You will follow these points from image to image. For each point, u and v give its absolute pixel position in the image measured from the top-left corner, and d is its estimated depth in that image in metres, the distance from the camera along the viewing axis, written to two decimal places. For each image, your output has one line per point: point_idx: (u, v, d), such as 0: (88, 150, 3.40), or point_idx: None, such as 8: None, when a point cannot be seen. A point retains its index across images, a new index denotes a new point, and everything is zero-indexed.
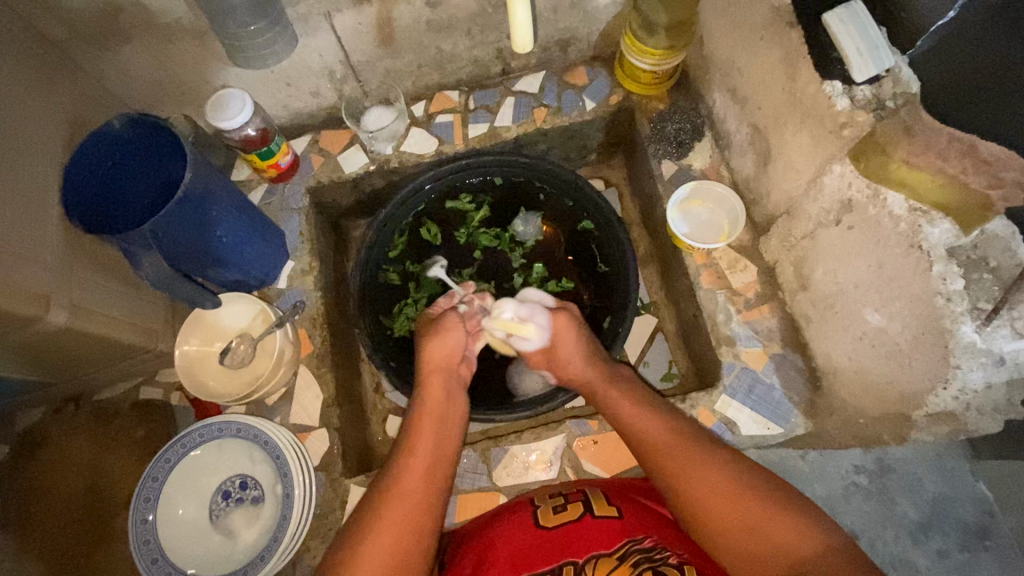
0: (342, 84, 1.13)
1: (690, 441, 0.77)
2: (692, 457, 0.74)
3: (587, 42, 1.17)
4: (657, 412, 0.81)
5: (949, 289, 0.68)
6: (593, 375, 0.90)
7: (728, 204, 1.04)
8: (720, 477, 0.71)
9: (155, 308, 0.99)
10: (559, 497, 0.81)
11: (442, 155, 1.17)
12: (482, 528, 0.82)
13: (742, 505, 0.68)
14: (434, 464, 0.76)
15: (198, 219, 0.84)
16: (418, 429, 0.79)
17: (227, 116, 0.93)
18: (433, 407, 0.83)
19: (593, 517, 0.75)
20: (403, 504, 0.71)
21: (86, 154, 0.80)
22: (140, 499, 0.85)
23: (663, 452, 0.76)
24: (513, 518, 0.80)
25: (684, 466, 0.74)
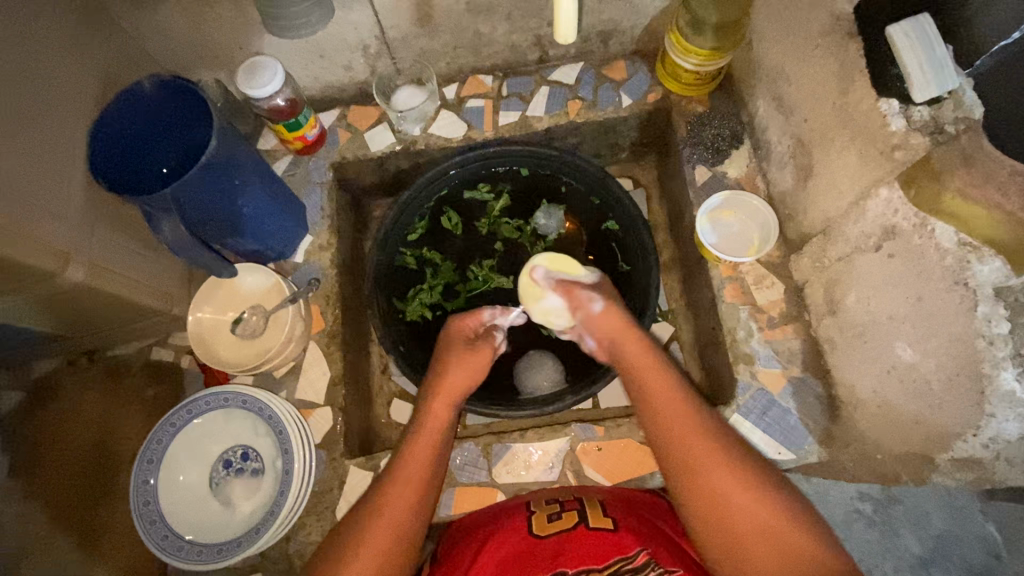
0: (376, 60, 1.10)
1: (701, 433, 0.73)
2: (702, 454, 0.71)
3: (629, 36, 1.12)
4: (695, 415, 0.74)
5: (993, 334, 0.65)
6: (629, 330, 0.83)
7: (760, 217, 1.00)
8: (727, 479, 0.70)
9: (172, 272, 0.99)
10: (554, 504, 0.80)
11: (471, 141, 1.15)
12: (476, 529, 0.81)
13: (743, 510, 0.68)
14: (427, 477, 0.75)
15: (221, 186, 0.84)
16: (412, 452, 0.76)
17: (256, 84, 0.92)
18: (433, 425, 0.80)
19: (588, 527, 0.74)
20: (395, 523, 0.71)
21: (113, 110, 0.79)
22: (144, 460, 0.86)
23: (674, 448, 0.73)
24: (507, 522, 0.79)
25: (693, 472, 0.71)
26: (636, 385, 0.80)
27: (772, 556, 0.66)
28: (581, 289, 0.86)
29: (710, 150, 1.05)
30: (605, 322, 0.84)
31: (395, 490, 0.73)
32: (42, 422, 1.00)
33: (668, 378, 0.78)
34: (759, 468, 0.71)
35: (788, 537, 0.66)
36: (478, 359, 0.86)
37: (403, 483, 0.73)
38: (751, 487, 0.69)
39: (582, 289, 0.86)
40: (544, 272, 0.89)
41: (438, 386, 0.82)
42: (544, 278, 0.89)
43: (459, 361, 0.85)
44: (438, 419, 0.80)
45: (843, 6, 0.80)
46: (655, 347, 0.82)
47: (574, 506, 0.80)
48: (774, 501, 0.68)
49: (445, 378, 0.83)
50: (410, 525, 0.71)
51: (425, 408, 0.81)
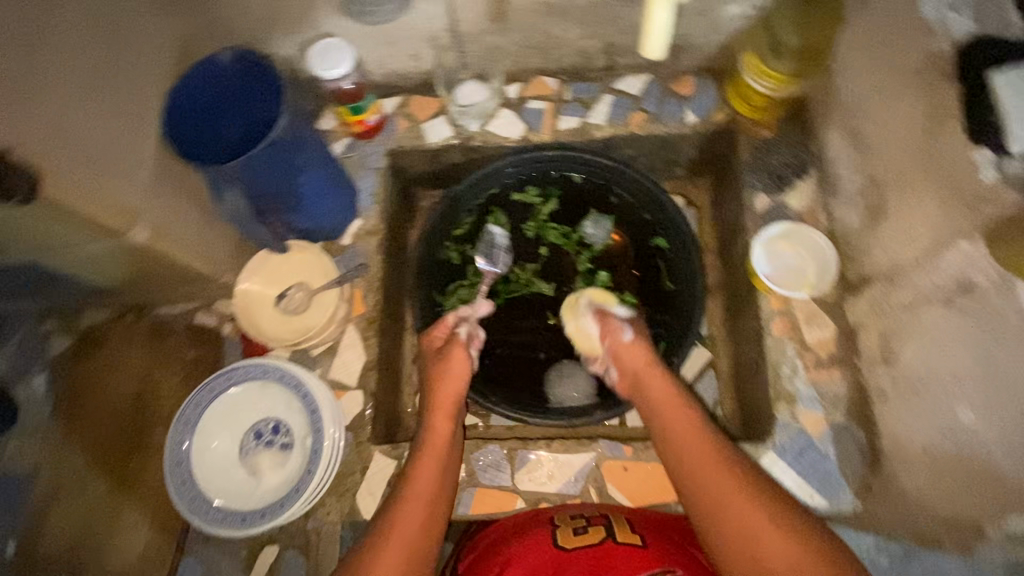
0: (444, 52, 1.10)
1: (725, 470, 0.72)
2: (731, 492, 0.70)
3: (702, 52, 1.10)
4: (714, 452, 0.75)
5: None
6: (650, 366, 0.86)
7: (821, 257, 0.94)
8: (759, 517, 0.68)
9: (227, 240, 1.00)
10: (580, 519, 0.80)
11: (527, 143, 1.14)
12: (501, 541, 0.81)
13: (782, 553, 0.65)
14: (431, 503, 0.76)
15: (283, 164, 0.86)
16: (417, 467, 0.78)
17: (327, 66, 0.96)
18: (433, 441, 0.82)
19: (615, 543, 0.73)
20: (406, 538, 0.71)
21: (190, 81, 0.81)
22: (180, 422, 0.88)
23: (701, 489, 0.72)
24: (531, 537, 0.78)
25: (723, 513, 0.69)
26: (660, 421, 0.81)
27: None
28: (615, 318, 0.94)
29: (776, 179, 1.01)
30: (630, 356, 0.89)
31: (402, 518, 0.73)
32: (88, 369, 1.04)
33: (684, 415, 0.80)
34: (793, 511, 0.68)
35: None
36: (459, 372, 0.87)
37: (411, 498, 0.75)
38: (787, 528, 0.66)
39: (616, 319, 0.94)
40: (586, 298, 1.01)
41: (436, 407, 0.85)
42: (587, 305, 0.98)
43: (441, 378, 0.86)
44: (441, 435, 0.82)
45: (942, 48, 0.91)
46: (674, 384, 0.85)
47: (600, 521, 0.79)
48: (813, 543, 0.65)
49: (439, 394, 0.85)
50: (416, 551, 0.71)
51: (425, 426, 0.84)
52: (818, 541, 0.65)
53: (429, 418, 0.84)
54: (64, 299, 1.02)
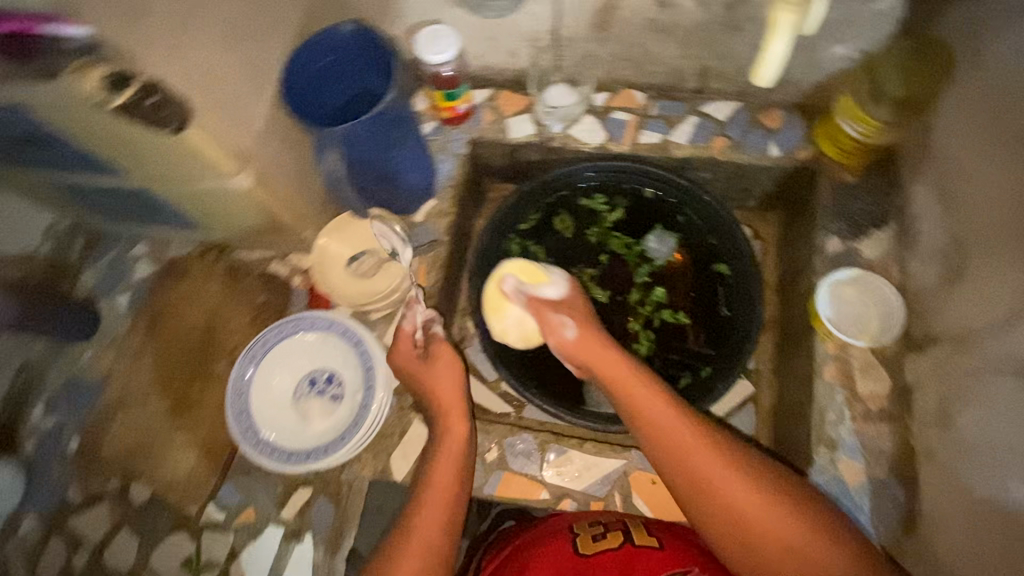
0: (541, 53, 1.14)
1: (703, 453, 0.77)
2: (708, 471, 0.75)
3: (796, 88, 1.10)
4: (696, 441, 0.78)
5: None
6: (593, 353, 0.90)
7: (885, 307, 0.95)
8: (741, 495, 0.73)
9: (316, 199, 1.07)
10: (597, 525, 0.82)
11: (606, 151, 1.16)
12: (525, 543, 0.83)
13: (769, 531, 0.71)
14: (449, 511, 0.79)
15: (381, 137, 0.92)
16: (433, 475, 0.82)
17: (432, 51, 1.02)
18: (450, 448, 0.85)
19: (634, 547, 0.77)
20: (425, 547, 0.75)
21: (309, 46, 0.86)
22: (247, 356, 0.95)
23: (687, 480, 0.76)
24: (549, 542, 0.80)
25: (710, 498, 0.74)
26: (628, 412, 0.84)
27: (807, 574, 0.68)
28: (550, 313, 0.96)
29: (853, 227, 1.01)
30: (574, 346, 0.93)
31: (420, 526, 0.77)
32: (169, 295, 1.13)
33: (657, 409, 0.82)
34: (774, 480, 0.75)
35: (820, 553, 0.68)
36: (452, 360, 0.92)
37: (427, 508, 0.78)
38: (774, 506, 0.72)
39: (552, 313, 0.97)
40: (513, 286, 1.00)
41: (447, 414, 0.88)
42: (512, 291, 1.00)
43: (444, 386, 0.89)
44: (456, 443, 0.85)
45: None
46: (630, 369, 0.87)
47: (617, 526, 0.82)
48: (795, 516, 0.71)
49: (446, 402, 0.88)
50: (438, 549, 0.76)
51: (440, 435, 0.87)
52: (794, 505, 0.72)
53: (443, 427, 0.87)
54: (161, 229, 1.12)
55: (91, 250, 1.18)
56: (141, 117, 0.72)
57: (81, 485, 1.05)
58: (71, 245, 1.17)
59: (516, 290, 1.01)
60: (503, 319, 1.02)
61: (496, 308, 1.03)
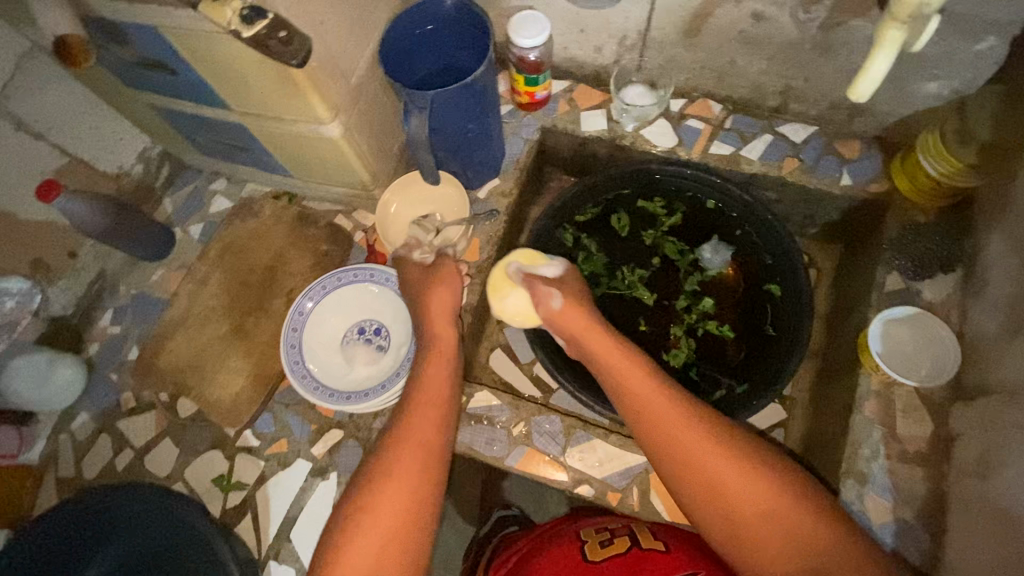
0: (626, 52, 1.17)
1: (682, 418, 0.76)
2: (695, 446, 0.74)
3: (878, 121, 1.09)
4: (684, 416, 0.76)
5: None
6: (585, 327, 0.90)
7: (940, 349, 0.93)
8: (721, 464, 0.72)
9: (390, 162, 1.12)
10: (605, 532, 0.85)
11: (674, 156, 1.18)
12: (535, 552, 0.88)
13: (751, 501, 0.70)
14: (440, 421, 0.79)
15: (464, 108, 0.96)
16: (424, 385, 0.82)
17: (523, 35, 1.05)
18: (437, 364, 0.86)
19: (640, 551, 0.79)
20: (417, 448, 0.74)
21: (414, 12, 0.91)
22: (305, 295, 1.00)
23: (669, 454, 0.75)
24: (559, 552, 0.83)
25: (691, 471, 0.73)
26: (616, 388, 0.83)
27: (787, 542, 0.68)
28: (541, 283, 0.97)
29: (915, 264, 1.00)
30: (566, 319, 0.93)
31: (413, 428, 0.76)
32: (239, 231, 1.20)
33: (645, 383, 0.81)
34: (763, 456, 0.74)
35: (797, 522, 0.69)
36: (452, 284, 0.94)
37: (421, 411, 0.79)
38: (763, 482, 0.71)
39: (542, 284, 0.97)
40: (515, 267, 1.01)
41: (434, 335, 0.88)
42: (515, 272, 1.01)
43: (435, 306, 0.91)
44: (442, 363, 0.86)
45: None
46: (619, 343, 0.87)
47: (624, 531, 0.84)
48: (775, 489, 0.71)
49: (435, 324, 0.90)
50: (428, 461, 0.74)
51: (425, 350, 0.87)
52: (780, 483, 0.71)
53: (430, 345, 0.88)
54: (243, 167, 1.19)
55: (175, 178, 1.28)
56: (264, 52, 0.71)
57: (134, 392, 1.12)
58: (158, 170, 1.25)
59: (517, 271, 1.02)
60: (503, 299, 1.01)
61: (497, 287, 1.03)
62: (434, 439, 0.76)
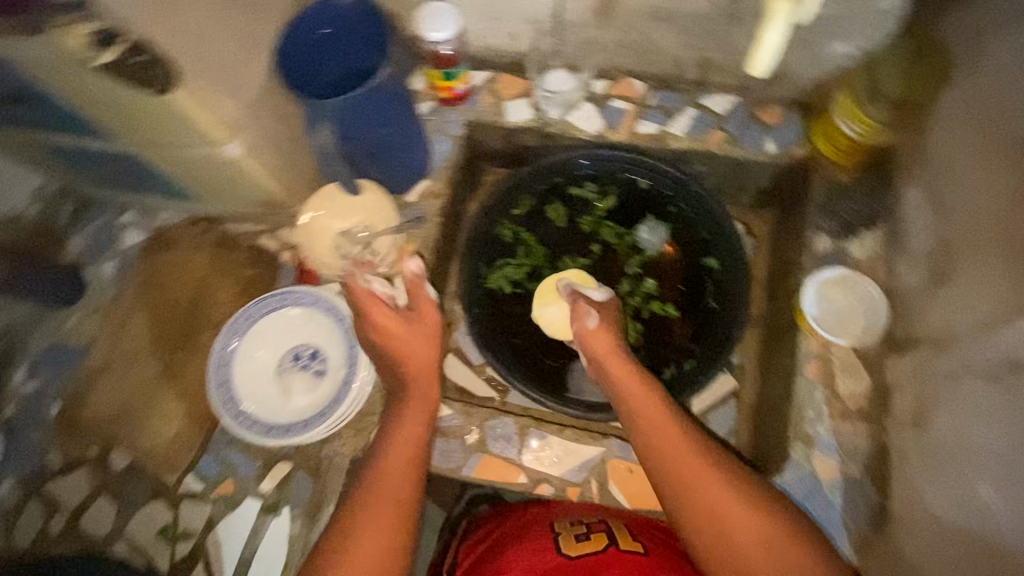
0: (542, 37, 1.14)
1: (684, 442, 0.80)
2: (694, 470, 0.77)
3: (795, 85, 1.10)
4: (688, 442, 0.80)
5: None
6: (614, 353, 0.89)
7: (870, 306, 0.96)
8: (721, 494, 0.75)
9: (307, 176, 1.07)
10: (580, 526, 0.83)
11: (603, 140, 1.16)
12: (507, 539, 0.86)
13: (745, 529, 0.73)
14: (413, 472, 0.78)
15: (375, 114, 0.90)
16: (397, 435, 0.81)
17: (432, 29, 1.00)
18: (415, 415, 0.83)
19: (618, 551, 0.77)
20: (391, 506, 0.73)
21: (311, 16, 0.85)
22: (230, 329, 0.95)
23: (672, 479, 0.78)
24: (534, 545, 0.81)
25: (694, 497, 0.76)
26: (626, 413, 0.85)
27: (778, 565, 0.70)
28: (584, 303, 0.94)
29: (842, 226, 1.03)
30: (594, 342, 0.91)
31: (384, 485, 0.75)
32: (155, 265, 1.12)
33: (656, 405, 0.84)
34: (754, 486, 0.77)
35: (783, 544, 0.72)
36: (427, 329, 0.88)
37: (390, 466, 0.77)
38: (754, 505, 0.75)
39: (584, 303, 0.94)
40: (565, 282, 1.02)
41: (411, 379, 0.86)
42: (564, 288, 1.01)
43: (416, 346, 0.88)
44: (417, 410, 0.84)
45: None
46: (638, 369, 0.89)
47: (600, 527, 0.83)
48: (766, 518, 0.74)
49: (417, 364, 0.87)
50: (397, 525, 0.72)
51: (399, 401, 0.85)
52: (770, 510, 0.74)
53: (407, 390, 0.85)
54: (150, 197, 1.10)
55: (79, 217, 1.15)
56: (127, 74, 0.71)
57: (59, 451, 1.04)
58: (60, 209, 1.14)
59: (566, 287, 1.01)
60: (545, 308, 1.06)
61: (546, 295, 1.08)
62: (395, 509, 0.73)
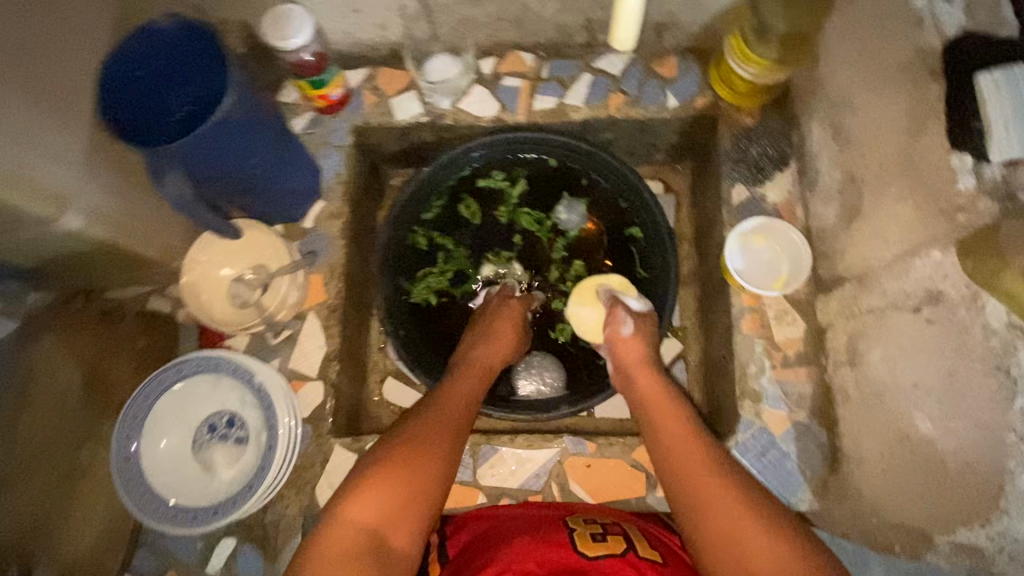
0: (413, 22, 1.04)
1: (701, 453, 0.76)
2: (708, 480, 0.73)
3: (686, 32, 1.05)
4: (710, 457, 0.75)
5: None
6: (644, 361, 0.90)
7: (793, 249, 0.94)
8: (743, 517, 0.68)
9: (178, 226, 0.95)
10: (596, 526, 0.78)
11: (501, 123, 1.08)
12: (517, 530, 0.77)
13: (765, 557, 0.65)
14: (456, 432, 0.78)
15: (232, 146, 0.79)
16: (445, 399, 0.82)
17: (284, 35, 0.89)
18: (464, 388, 0.85)
19: (637, 557, 0.72)
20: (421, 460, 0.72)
21: (128, 50, 0.73)
22: (129, 416, 0.85)
23: (683, 484, 0.74)
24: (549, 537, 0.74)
25: (708, 510, 0.71)
26: (648, 416, 0.84)
27: None
28: (619, 309, 0.95)
29: (753, 169, 0.99)
30: (625, 348, 0.92)
31: (425, 433, 0.75)
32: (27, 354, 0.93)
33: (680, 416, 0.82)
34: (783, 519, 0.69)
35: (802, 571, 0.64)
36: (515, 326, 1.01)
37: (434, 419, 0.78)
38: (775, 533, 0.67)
39: (621, 310, 0.95)
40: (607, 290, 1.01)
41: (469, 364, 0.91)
42: (604, 294, 1.01)
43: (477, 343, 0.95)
44: (468, 385, 0.86)
45: (932, 42, 0.75)
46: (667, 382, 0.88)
47: (617, 531, 0.77)
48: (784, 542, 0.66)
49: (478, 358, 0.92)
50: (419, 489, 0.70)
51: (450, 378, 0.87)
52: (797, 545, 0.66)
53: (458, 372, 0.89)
54: None
55: None
56: None
57: None
58: None
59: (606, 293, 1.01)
60: (579, 308, 1.04)
61: (581, 294, 1.05)
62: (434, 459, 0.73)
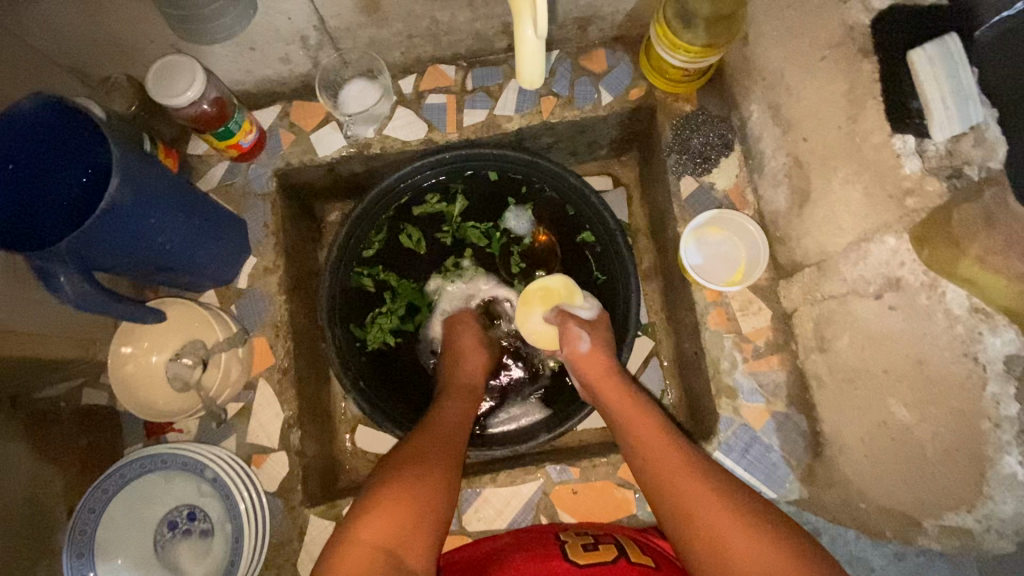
0: (318, 52, 0.95)
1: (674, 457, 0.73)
2: (687, 484, 0.70)
3: (610, 22, 0.99)
4: (691, 463, 0.72)
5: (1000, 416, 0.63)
6: (607, 368, 0.87)
7: (748, 237, 0.90)
8: (727, 520, 0.65)
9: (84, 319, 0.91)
10: (587, 536, 0.76)
11: (431, 144, 1.02)
12: (509, 546, 0.77)
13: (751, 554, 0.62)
14: (451, 448, 0.77)
15: (133, 230, 0.71)
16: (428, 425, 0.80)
17: (174, 91, 0.80)
18: (449, 415, 0.84)
19: (628, 562, 0.70)
20: (419, 475, 0.70)
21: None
22: (75, 532, 0.78)
23: (665, 487, 0.71)
24: (542, 552, 0.73)
25: (693, 517, 0.67)
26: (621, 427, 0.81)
27: None
28: (573, 322, 0.91)
29: (698, 158, 0.94)
30: (587, 362, 0.88)
31: (413, 449, 0.74)
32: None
33: (652, 420, 0.79)
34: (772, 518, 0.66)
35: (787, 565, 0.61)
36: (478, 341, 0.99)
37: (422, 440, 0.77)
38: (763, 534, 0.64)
39: (573, 325, 0.91)
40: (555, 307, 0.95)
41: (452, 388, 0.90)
42: (552, 312, 0.96)
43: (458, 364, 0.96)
44: (454, 410, 0.86)
45: (860, 17, 0.75)
46: (632, 387, 0.85)
47: (609, 539, 0.76)
48: (766, 536, 0.64)
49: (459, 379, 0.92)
50: (424, 505, 0.68)
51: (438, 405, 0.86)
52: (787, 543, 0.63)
53: (447, 398, 0.89)
54: None
55: None
56: None
57: None
58: None
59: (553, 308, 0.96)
60: (528, 317, 0.97)
61: (528, 301, 0.98)
62: (441, 471, 0.72)
